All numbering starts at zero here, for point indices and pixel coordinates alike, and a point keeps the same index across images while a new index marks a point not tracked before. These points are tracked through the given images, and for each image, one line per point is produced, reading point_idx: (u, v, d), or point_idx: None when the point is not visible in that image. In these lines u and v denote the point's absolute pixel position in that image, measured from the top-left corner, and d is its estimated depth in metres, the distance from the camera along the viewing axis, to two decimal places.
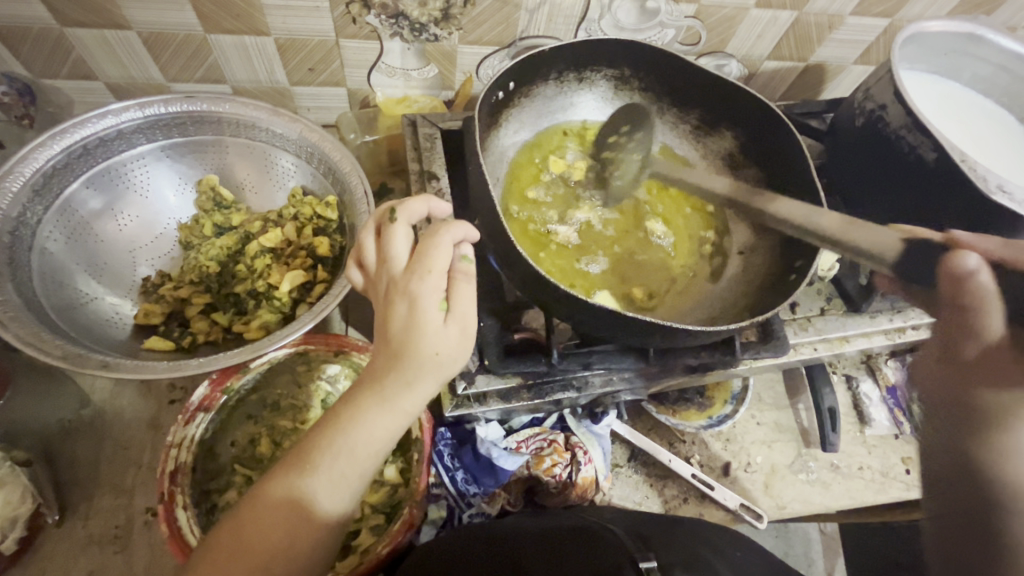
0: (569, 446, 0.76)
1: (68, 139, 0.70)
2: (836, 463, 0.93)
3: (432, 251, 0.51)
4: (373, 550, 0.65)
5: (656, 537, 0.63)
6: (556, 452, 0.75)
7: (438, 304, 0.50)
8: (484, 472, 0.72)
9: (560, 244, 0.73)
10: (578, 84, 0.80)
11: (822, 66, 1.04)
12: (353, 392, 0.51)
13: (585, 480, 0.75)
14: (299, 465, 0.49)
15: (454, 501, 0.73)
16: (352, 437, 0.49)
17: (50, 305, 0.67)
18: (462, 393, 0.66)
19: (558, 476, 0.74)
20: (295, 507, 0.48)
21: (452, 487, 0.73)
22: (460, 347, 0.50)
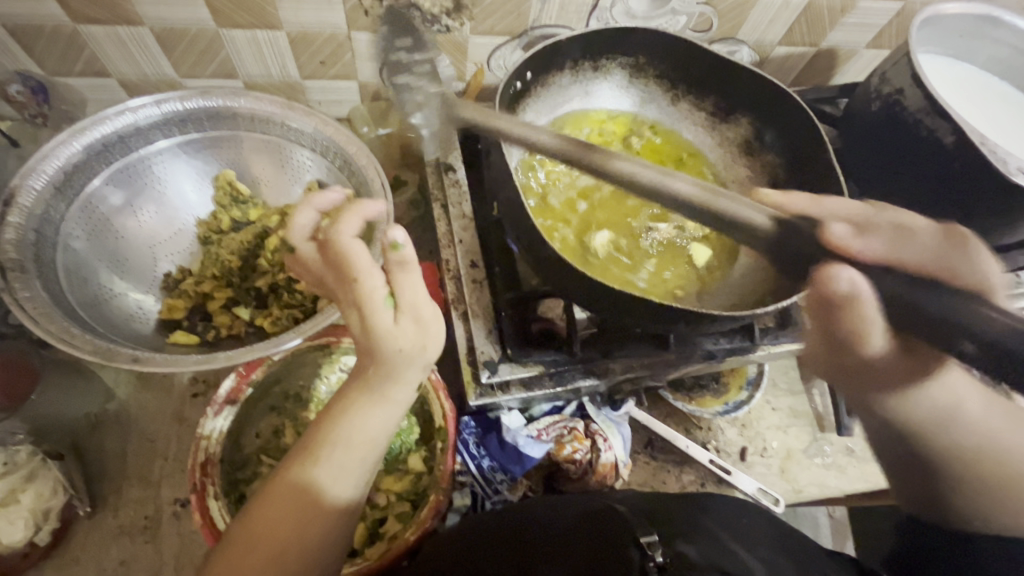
0: (590, 431, 0.77)
1: (87, 136, 0.71)
2: (852, 447, 0.94)
3: (352, 253, 0.50)
4: (400, 536, 0.67)
5: (667, 515, 0.63)
6: (578, 438, 0.76)
7: (385, 304, 0.49)
8: (510, 456, 0.73)
9: (578, 236, 0.74)
10: (593, 73, 0.80)
11: (834, 51, 1.04)
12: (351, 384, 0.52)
13: (606, 465, 0.76)
14: (305, 452, 0.51)
15: (478, 486, 0.74)
16: (346, 429, 0.50)
17: (76, 301, 0.67)
18: (487, 382, 0.66)
19: (580, 461, 0.75)
20: (304, 493, 0.50)
21: (476, 472, 0.74)
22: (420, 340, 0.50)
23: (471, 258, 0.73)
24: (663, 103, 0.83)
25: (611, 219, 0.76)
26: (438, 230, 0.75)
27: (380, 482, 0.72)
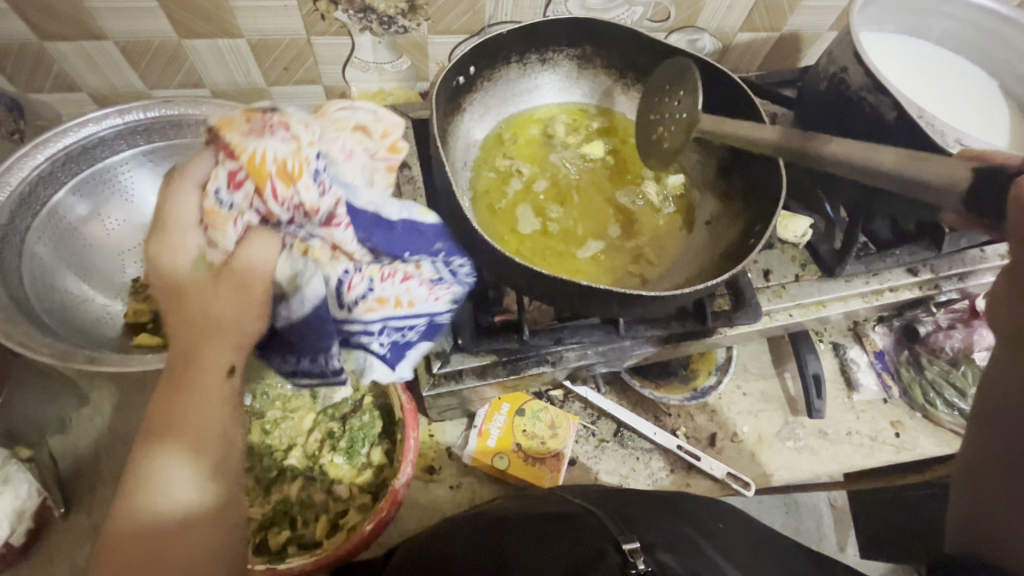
0: (264, 208, 0.51)
1: (51, 147, 0.73)
2: (825, 429, 0.94)
3: (182, 204, 0.51)
4: (358, 528, 0.68)
5: (637, 516, 0.65)
6: (253, 222, 0.51)
7: (196, 265, 0.51)
8: (411, 230, 0.57)
9: (548, 238, 0.73)
10: (541, 65, 0.81)
11: (796, 35, 1.04)
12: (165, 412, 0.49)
13: (276, 171, 0.50)
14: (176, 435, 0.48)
15: (450, 298, 0.63)
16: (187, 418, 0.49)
17: (41, 307, 0.69)
18: (438, 371, 0.68)
19: (279, 198, 0.50)
20: (183, 477, 0.48)
21: (398, 315, 0.60)
22: (370, 183, 0.56)
23: None
24: (614, 93, 0.84)
25: (572, 210, 0.75)
26: None
27: (342, 476, 0.74)
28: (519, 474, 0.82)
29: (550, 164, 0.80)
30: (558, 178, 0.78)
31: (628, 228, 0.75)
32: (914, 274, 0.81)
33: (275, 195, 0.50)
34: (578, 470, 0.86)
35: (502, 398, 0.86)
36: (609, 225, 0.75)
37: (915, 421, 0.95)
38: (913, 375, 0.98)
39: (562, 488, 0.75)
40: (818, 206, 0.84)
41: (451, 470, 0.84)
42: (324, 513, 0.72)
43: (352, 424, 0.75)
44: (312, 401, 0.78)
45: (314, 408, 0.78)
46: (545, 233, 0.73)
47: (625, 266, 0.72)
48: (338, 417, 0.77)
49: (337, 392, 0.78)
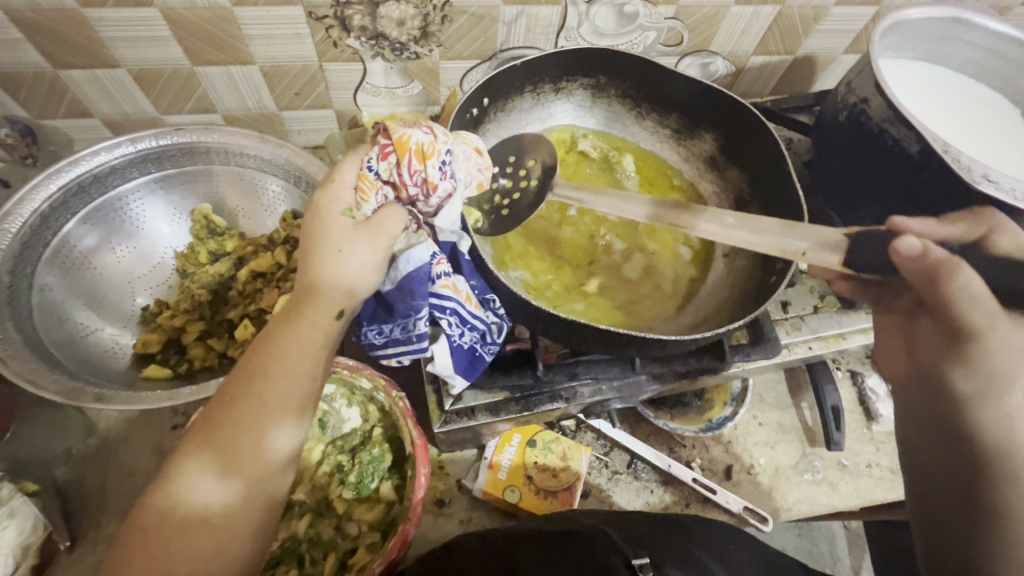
0: (397, 180, 0.56)
1: (63, 178, 0.73)
2: (843, 462, 0.91)
3: (345, 167, 0.57)
4: (368, 568, 0.65)
5: (653, 536, 0.63)
6: (387, 194, 0.57)
7: (342, 215, 0.56)
8: (455, 256, 0.64)
9: (573, 293, 0.71)
10: (555, 94, 0.81)
11: (811, 58, 1.03)
12: (218, 414, 0.51)
13: (414, 150, 0.56)
14: (212, 434, 0.50)
15: (495, 327, 0.65)
16: (252, 410, 0.50)
17: (51, 341, 0.69)
18: (450, 409, 0.67)
19: (412, 172, 0.56)
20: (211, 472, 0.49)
21: (468, 310, 0.62)
22: (468, 186, 0.62)
23: None
24: (628, 121, 0.84)
25: (582, 250, 0.74)
26: None
27: (352, 511, 0.72)
28: (531, 507, 0.81)
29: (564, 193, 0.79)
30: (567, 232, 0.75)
31: (643, 262, 0.75)
32: None
33: (411, 168, 0.56)
34: (592, 503, 0.84)
35: (513, 428, 0.84)
36: (625, 260, 0.74)
37: None
38: None
39: (574, 509, 0.73)
40: None
41: (461, 504, 0.83)
42: (333, 551, 0.71)
43: (361, 458, 0.74)
44: (322, 433, 0.77)
45: (323, 440, 0.77)
46: (567, 287, 0.71)
47: (637, 297, 0.72)
48: (347, 450, 0.76)
49: (348, 423, 0.78)
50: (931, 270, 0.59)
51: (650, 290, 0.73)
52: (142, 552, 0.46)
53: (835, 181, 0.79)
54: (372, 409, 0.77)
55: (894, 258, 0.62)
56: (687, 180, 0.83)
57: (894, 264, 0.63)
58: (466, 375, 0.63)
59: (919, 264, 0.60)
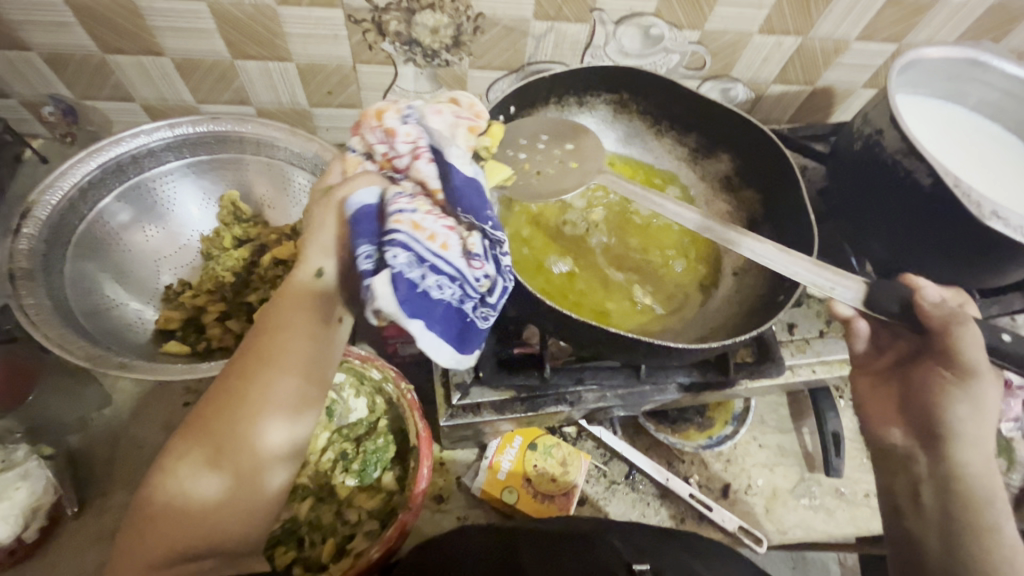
0: (369, 147, 0.61)
1: (103, 156, 0.77)
2: (841, 489, 0.92)
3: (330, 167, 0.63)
4: (366, 553, 0.67)
5: (652, 547, 0.64)
6: (369, 167, 0.61)
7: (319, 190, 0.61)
8: (454, 197, 0.56)
9: (596, 291, 0.73)
10: (578, 108, 0.83)
11: (830, 89, 1.05)
12: (218, 404, 0.52)
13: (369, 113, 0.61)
14: (208, 428, 0.51)
15: (486, 284, 0.56)
16: (249, 400, 0.51)
17: (80, 310, 0.72)
18: (458, 403, 0.68)
19: (373, 131, 0.60)
20: (205, 465, 0.50)
21: (430, 249, 0.53)
22: (450, 134, 0.59)
23: None
24: (648, 138, 0.86)
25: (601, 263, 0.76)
26: None
27: (353, 498, 0.74)
28: (526, 510, 0.82)
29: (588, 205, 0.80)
30: (584, 235, 0.77)
31: (660, 276, 0.76)
32: None
33: (375, 129, 0.60)
34: (588, 511, 0.85)
35: (514, 431, 0.85)
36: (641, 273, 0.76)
37: None
38: None
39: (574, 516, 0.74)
40: (844, 262, 0.84)
41: (459, 501, 0.84)
42: (332, 535, 0.72)
43: (366, 447, 0.75)
44: (328, 421, 0.79)
45: (329, 427, 0.79)
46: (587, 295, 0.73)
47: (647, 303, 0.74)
48: (352, 439, 0.78)
49: (354, 413, 0.80)
50: (950, 318, 0.58)
51: (665, 301, 0.75)
52: (147, 536, 0.49)
53: (846, 209, 0.81)
54: (380, 400, 0.79)
55: (919, 306, 0.61)
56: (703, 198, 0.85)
57: (917, 310, 0.61)
58: (455, 343, 0.55)
59: (939, 314, 0.59)
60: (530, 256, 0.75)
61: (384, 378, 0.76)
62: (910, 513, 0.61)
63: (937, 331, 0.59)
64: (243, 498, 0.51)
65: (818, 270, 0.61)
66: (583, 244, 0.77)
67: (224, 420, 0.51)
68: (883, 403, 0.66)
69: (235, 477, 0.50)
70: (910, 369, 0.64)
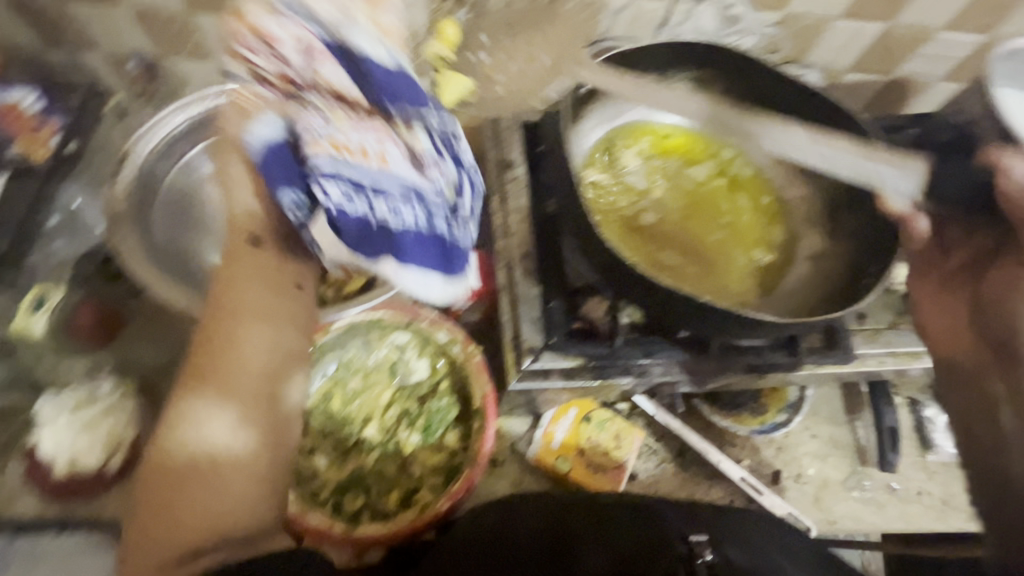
0: (259, 59, 0.55)
1: (191, 110, 0.81)
2: (893, 485, 0.91)
3: None
4: (432, 505, 0.69)
5: (701, 508, 0.69)
6: (264, 92, 0.56)
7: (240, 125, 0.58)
8: (376, 96, 0.58)
9: (702, 269, 0.75)
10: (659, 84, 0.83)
11: (907, 81, 1.02)
12: (204, 366, 0.55)
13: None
14: (207, 381, 0.55)
15: (446, 190, 0.62)
16: (237, 351, 0.55)
17: (159, 253, 0.74)
18: (528, 367, 0.70)
19: (251, 44, 0.54)
20: (225, 420, 0.54)
21: (372, 169, 0.56)
22: (348, 15, 0.57)
23: (524, 250, 0.76)
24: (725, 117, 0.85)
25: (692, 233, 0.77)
26: (495, 221, 0.79)
27: (417, 454, 0.76)
28: (580, 479, 0.83)
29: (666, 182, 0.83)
30: (666, 208, 0.79)
31: (745, 249, 0.79)
32: None
33: (256, 42, 0.54)
34: (638, 486, 0.86)
35: (570, 401, 0.86)
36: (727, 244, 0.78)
37: None
38: None
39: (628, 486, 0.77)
40: None
41: (512, 466, 0.85)
42: (397, 487, 0.74)
43: (430, 406, 0.78)
44: (391, 380, 0.80)
45: (391, 385, 0.80)
46: (681, 263, 0.74)
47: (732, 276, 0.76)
48: (415, 398, 0.80)
49: (415, 373, 0.81)
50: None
51: (746, 276, 0.77)
52: (156, 503, 0.51)
53: None
54: (443, 363, 0.80)
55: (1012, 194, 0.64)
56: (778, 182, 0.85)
57: (1004, 193, 0.65)
58: (435, 265, 0.60)
59: (1022, 188, 0.63)
60: (627, 240, 0.76)
61: (454, 339, 0.78)
62: (984, 429, 0.67)
63: (1015, 234, 0.66)
64: (264, 437, 0.55)
65: (870, 154, 0.70)
66: (675, 230, 0.77)
67: (219, 368, 0.55)
68: (947, 310, 0.71)
69: (245, 415, 0.55)
70: (984, 272, 0.69)
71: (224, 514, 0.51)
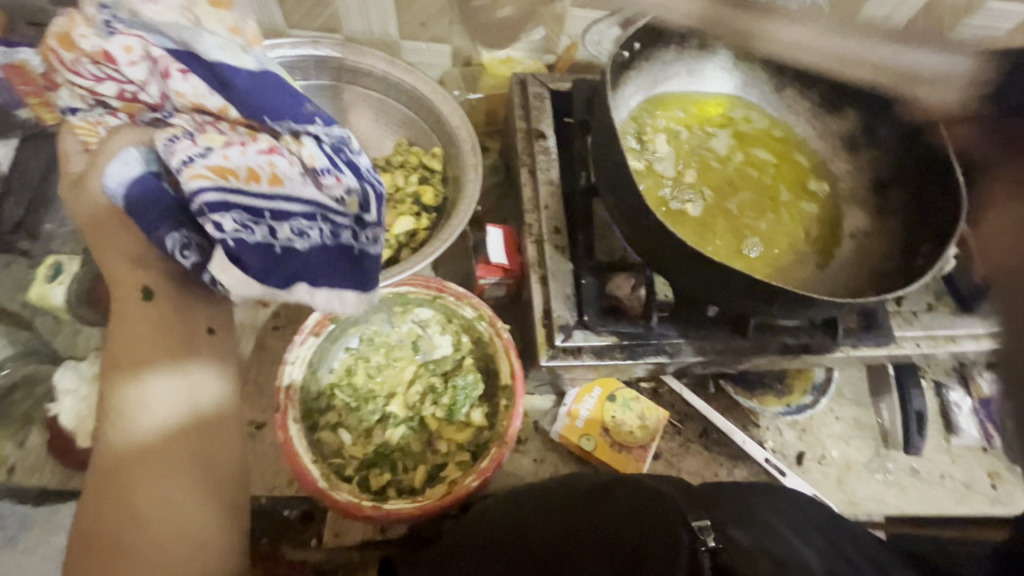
0: (103, 76, 0.56)
1: None
2: (916, 467, 0.90)
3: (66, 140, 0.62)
4: (460, 482, 0.69)
5: (711, 495, 0.57)
6: (145, 97, 0.57)
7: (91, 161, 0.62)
8: (225, 84, 0.55)
9: (752, 244, 0.72)
10: (700, 49, 0.79)
11: None
12: (119, 360, 0.56)
13: (57, 38, 0.54)
14: (131, 371, 0.55)
15: (354, 199, 0.62)
16: (126, 343, 0.57)
17: None
18: (560, 344, 0.68)
19: (79, 66, 0.55)
20: (164, 400, 0.55)
21: (238, 194, 0.57)
22: (195, 24, 0.55)
23: (555, 225, 0.74)
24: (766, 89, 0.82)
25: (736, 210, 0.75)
26: (524, 194, 0.76)
27: (442, 430, 0.76)
28: (604, 459, 0.82)
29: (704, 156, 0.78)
30: (702, 184, 0.76)
31: (786, 223, 0.76)
32: None
33: (92, 64, 0.55)
34: (661, 465, 0.85)
35: (594, 380, 0.85)
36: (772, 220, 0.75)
37: (1014, 476, 0.91)
38: None
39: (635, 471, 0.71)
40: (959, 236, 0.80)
41: (536, 444, 0.85)
42: (423, 463, 0.74)
43: (456, 383, 0.77)
44: (414, 355, 0.80)
45: (415, 361, 0.80)
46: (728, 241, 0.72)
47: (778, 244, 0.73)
48: (439, 373, 0.79)
49: (439, 349, 0.81)
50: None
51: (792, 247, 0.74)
52: (105, 509, 0.50)
53: None
54: (466, 339, 0.80)
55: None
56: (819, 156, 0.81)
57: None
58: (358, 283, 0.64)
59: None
60: (675, 219, 0.72)
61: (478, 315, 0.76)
62: None
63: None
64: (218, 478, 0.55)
65: (904, 52, 0.63)
66: (721, 215, 0.74)
67: (142, 364, 0.56)
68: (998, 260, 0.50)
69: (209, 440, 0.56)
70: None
71: (177, 534, 0.50)
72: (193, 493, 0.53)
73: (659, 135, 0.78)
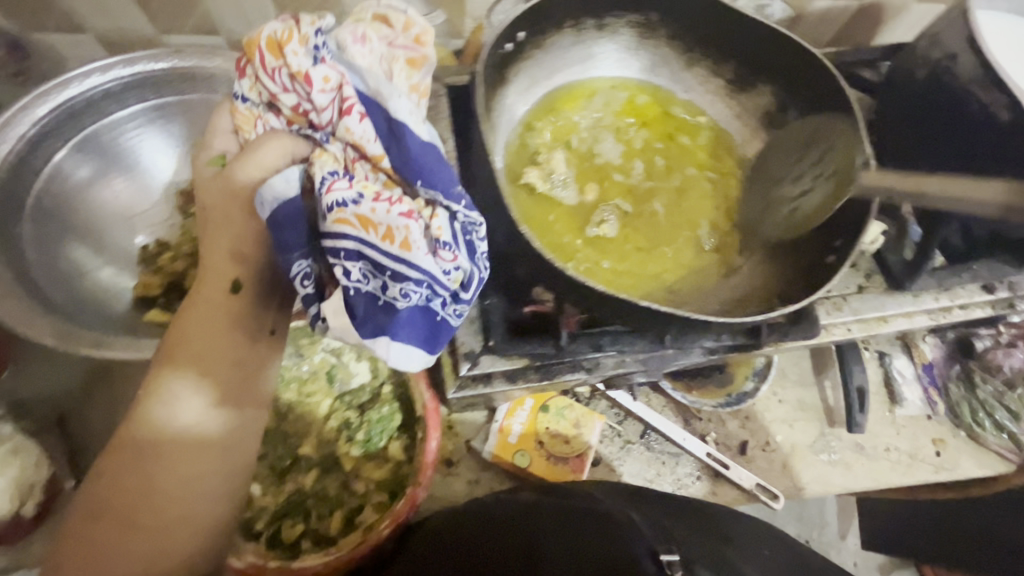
0: (276, 88, 0.49)
1: (52, 100, 0.68)
2: (861, 444, 0.89)
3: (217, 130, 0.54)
4: (375, 528, 0.64)
5: (674, 526, 0.60)
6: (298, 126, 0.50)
7: (211, 163, 0.52)
8: (395, 138, 0.48)
9: (657, 254, 0.69)
10: (598, 32, 0.76)
11: (879, 6, 0.91)
12: (174, 346, 0.51)
13: (268, 44, 0.48)
14: (178, 358, 0.51)
15: (459, 277, 0.48)
16: (186, 330, 0.51)
17: (45, 278, 0.66)
18: (467, 373, 0.63)
19: (270, 72, 0.48)
20: (194, 405, 0.50)
21: (382, 252, 0.45)
22: (387, 78, 0.48)
23: None
24: (676, 67, 0.79)
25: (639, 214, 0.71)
26: None
27: (359, 469, 0.71)
28: (540, 473, 0.79)
29: (601, 164, 0.73)
30: (610, 194, 0.71)
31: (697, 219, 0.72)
32: (990, 292, 0.74)
33: (272, 74, 0.48)
34: (601, 472, 0.82)
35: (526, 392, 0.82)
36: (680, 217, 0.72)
37: (959, 441, 0.90)
38: (963, 393, 0.92)
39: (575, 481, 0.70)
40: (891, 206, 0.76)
41: (468, 465, 0.81)
42: (340, 507, 0.70)
43: (371, 417, 0.72)
44: (329, 387, 0.74)
45: (330, 394, 0.74)
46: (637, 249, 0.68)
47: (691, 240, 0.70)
48: (355, 406, 0.74)
49: (355, 378, 0.75)
50: None
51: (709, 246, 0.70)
52: (117, 497, 0.48)
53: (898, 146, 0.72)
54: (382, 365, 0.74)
55: None
56: (735, 137, 0.79)
57: None
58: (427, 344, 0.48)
59: None
60: (575, 244, 0.68)
61: None
62: None
63: None
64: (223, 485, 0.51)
65: None
66: (636, 226, 0.70)
67: (184, 353, 0.51)
68: None
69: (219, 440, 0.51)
70: None
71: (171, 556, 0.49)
72: (209, 482, 0.50)
73: (554, 155, 0.73)
